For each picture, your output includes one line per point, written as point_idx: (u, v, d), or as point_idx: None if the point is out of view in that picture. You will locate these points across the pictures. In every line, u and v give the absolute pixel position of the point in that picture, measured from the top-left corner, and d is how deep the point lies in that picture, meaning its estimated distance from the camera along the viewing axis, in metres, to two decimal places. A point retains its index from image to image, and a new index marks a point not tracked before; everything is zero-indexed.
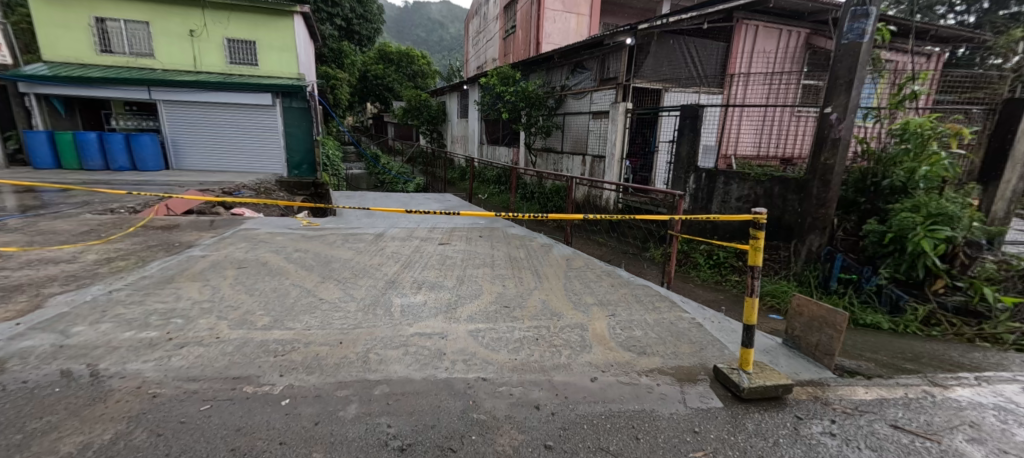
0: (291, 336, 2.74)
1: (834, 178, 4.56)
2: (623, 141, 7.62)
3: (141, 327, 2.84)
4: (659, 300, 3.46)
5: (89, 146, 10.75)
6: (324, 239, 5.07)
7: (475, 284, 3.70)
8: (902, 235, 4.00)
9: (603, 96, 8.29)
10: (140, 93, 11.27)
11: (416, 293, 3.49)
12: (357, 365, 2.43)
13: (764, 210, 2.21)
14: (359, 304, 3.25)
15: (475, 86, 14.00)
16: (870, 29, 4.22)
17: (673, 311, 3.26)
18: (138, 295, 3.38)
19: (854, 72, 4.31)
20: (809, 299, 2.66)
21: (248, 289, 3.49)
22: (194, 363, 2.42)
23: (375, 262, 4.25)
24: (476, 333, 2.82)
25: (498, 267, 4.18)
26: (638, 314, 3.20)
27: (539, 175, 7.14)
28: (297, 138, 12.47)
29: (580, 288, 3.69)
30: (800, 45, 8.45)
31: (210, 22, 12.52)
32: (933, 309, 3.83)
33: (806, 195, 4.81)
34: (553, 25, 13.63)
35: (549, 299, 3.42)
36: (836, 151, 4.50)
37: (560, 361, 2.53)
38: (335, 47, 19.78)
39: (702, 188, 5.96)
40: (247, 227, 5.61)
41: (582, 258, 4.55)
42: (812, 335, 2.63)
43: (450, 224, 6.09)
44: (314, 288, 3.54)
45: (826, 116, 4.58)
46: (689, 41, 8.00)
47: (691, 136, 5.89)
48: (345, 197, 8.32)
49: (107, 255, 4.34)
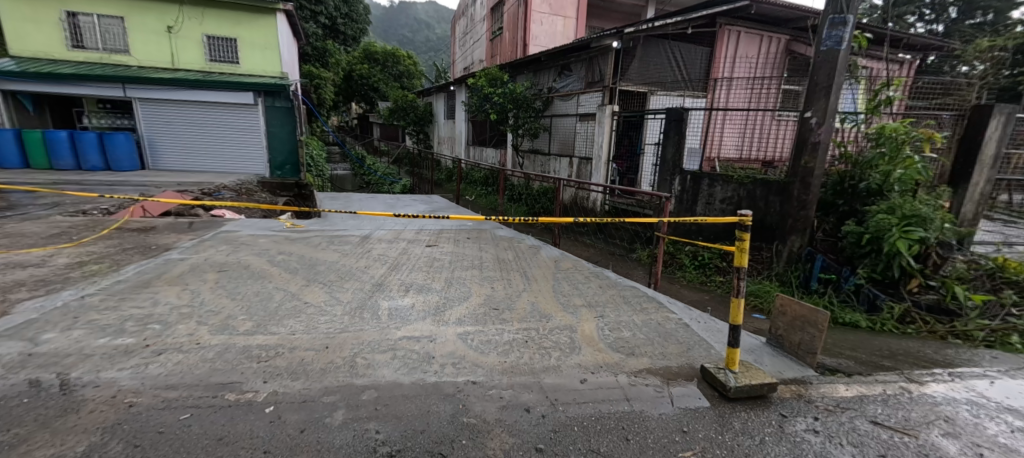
0: (275, 341, 2.68)
1: (814, 181, 4.66)
2: (610, 144, 7.74)
3: (117, 333, 2.74)
4: (646, 301, 3.49)
5: (59, 144, 10.40)
6: (309, 241, 4.98)
7: (463, 286, 3.68)
8: (878, 236, 4.11)
9: (590, 98, 8.32)
10: (115, 90, 10.94)
11: (403, 295, 3.46)
12: (344, 370, 2.39)
13: (749, 211, 2.17)
14: (345, 308, 3.19)
15: (462, 87, 13.98)
16: (848, 36, 4.31)
17: (660, 312, 3.30)
18: (113, 299, 3.26)
19: (833, 78, 4.40)
20: (792, 299, 2.71)
21: (229, 294, 3.40)
22: (174, 371, 2.35)
23: (361, 265, 4.20)
24: (464, 336, 2.81)
25: (486, 269, 4.16)
26: (626, 315, 3.23)
27: (527, 176, 7.09)
28: (279, 138, 12.20)
29: (569, 289, 3.71)
30: (780, 51, 8.64)
31: (189, 18, 12.22)
32: (908, 308, 3.92)
33: (787, 197, 4.90)
34: (541, 27, 13.70)
35: (538, 301, 3.42)
36: (817, 154, 4.59)
37: (549, 363, 2.53)
38: (319, 46, 19.50)
39: (688, 190, 6.03)
40: (228, 229, 5.47)
41: (571, 260, 4.56)
42: (794, 334, 2.69)
43: (437, 226, 6.04)
44: (299, 291, 3.48)
45: (806, 120, 4.68)
46: (673, 45, 8.11)
47: (677, 139, 6.03)
48: (330, 198, 8.20)
49: (79, 258, 4.20)
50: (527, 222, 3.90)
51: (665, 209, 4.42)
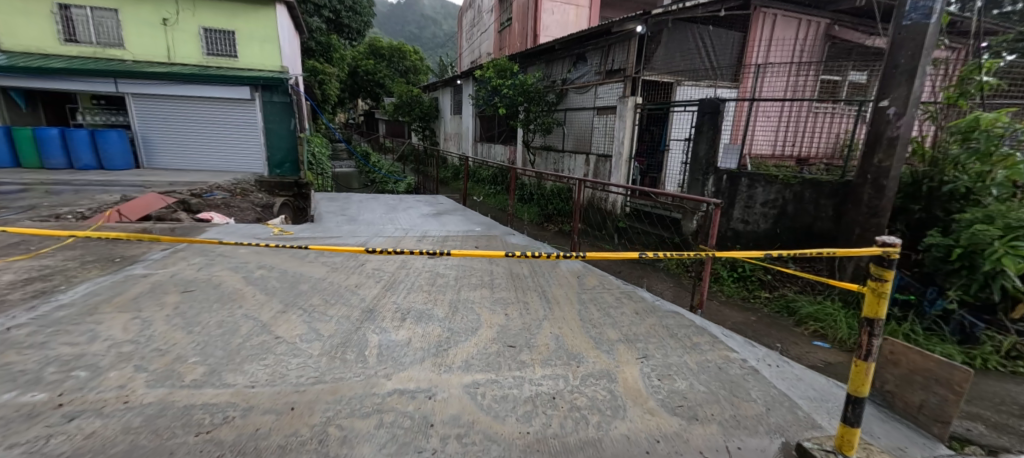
0: (227, 398, 2.06)
1: (890, 184, 3.95)
2: (632, 139, 7.04)
3: (27, 385, 2.13)
4: (696, 335, 2.81)
5: (50, 142, 9.99)
6: (296, 251, 4.39)
7: (472, 314, 3.02)
8: (972, 251, 3.41)
9: (610, 90, 7.60)
10: (107, 86, 10.47)
11: (398, 327, 2.81)
12: (311, 448, 1.76)
13: (896, 238, 1.48)
14: (324, 346, 2.55)
15: (469, 81, 13.36)
16: (938, 8, 3.59)
17: (717, 350, 2.62)
18: (43, 333, 2.66)
19: (918, 60, 3.69)
20: (906, 346, 2.04)
21: (185, 325, 2.78)
22: (80, 450, 1.73)
23: (351, 282, 3.57)
24: (473, 390, 2.16)
25: (498, 288, 3.52)
26: (675, 355, 2.57)
27: (540, 175, 6.34)
28: (278, 134, 11.54)
29: (599, 317, 3.04)
30: (819, 37, 7.86)
31: (185, 10, 11.73)
32: (1015, 340, 3.32)
33: (854, 201, 4.23)
34: (551, 17, 13.02)
35: (563, 335, 2.76)
36: (894, 151, 3.88)
37: (587, 435, 1.88)
38: (323, 40, 18.96)
39: (723, 192, 5.61)
40: (209, 237, 4.90)
41: (595, 274, 3.93)
42: (911, 392, 2.02)
43: (442, 232, 5.46)
44: (270, 321, 2.84)
45: (881, 110, 3.96)
46: (701, 30, 7.27)
47: (711, 133, 5.57)
48: (328, 199, 7.62)
49: (27, 275, 3.62)
50: (562, 256, 2.61)
51: (715, 223, 3.44)
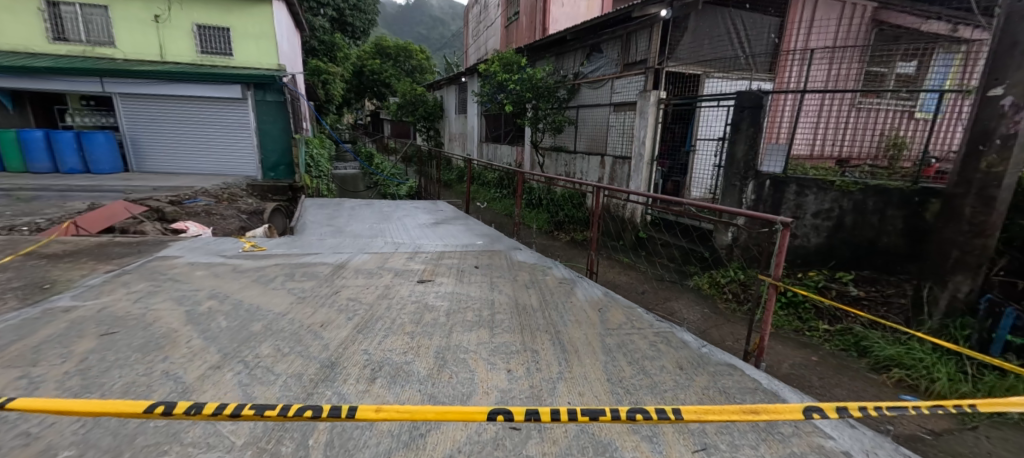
0: None
1: (1000, 194, 3.62)
2: (654, 139, 6.27)
3: None
4: (770, 408, 2.05)
5: (34, 145, 9.47)
6: (261, 274, 3.70)
7: (464, 371, 2.28)
8: None
9: (628, 84, 6.83)
10: (93, 86, 9.94)
11: (361, 394, 2.08)
12: None
13: None
14: (252, 431, 1.83)
15: (475, 78, 12.66)
16: None
17: (804, 437, 1.87)
18: None
19: None
20: None
21: (81, 390, 2.08)
22: None
23: (316, 320, 2.85)
24: None
25: (499, 330, 2.77)
26: (748, 445, 1.82)
27: (549, 179, 5.48)
28: (271, 135, 10.95)
29: (633, 374, 2.31)
30: (865, 22, 7.24)
31: (177, 7, 11.19)
32: None
33: (952, 217, 3.87)
34: (561, 10, 12.27)
35: (586, 407, 2.02)
36: (1009, 152, 3.56)
37: None
38: (326, 39, 18.37)
39: (766, 199, 5.24)
40: (168, 255, 4.24)
41: (620, 305, 3.19)
42: None
43: (437, 246, 4.76)
44: (193, 384, 2.14)
45: (994, 100, 3.67)
46: (733, 14, 6.50)
47: (752, 132, 5.17)
48: (318, 206, 6.96)
49: None
50: (633, 415, 1.46)
51: (782, 248, 2.51)
